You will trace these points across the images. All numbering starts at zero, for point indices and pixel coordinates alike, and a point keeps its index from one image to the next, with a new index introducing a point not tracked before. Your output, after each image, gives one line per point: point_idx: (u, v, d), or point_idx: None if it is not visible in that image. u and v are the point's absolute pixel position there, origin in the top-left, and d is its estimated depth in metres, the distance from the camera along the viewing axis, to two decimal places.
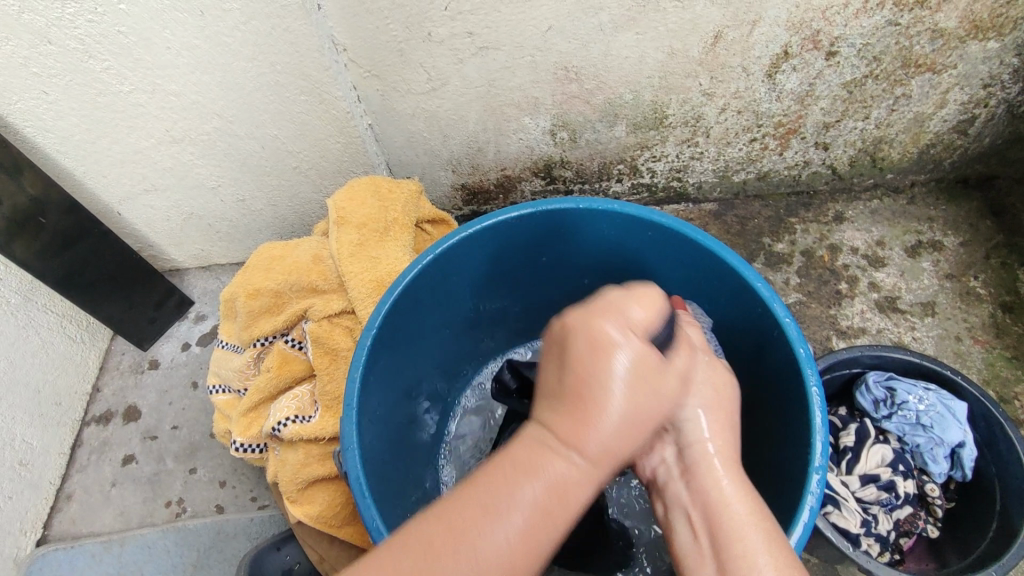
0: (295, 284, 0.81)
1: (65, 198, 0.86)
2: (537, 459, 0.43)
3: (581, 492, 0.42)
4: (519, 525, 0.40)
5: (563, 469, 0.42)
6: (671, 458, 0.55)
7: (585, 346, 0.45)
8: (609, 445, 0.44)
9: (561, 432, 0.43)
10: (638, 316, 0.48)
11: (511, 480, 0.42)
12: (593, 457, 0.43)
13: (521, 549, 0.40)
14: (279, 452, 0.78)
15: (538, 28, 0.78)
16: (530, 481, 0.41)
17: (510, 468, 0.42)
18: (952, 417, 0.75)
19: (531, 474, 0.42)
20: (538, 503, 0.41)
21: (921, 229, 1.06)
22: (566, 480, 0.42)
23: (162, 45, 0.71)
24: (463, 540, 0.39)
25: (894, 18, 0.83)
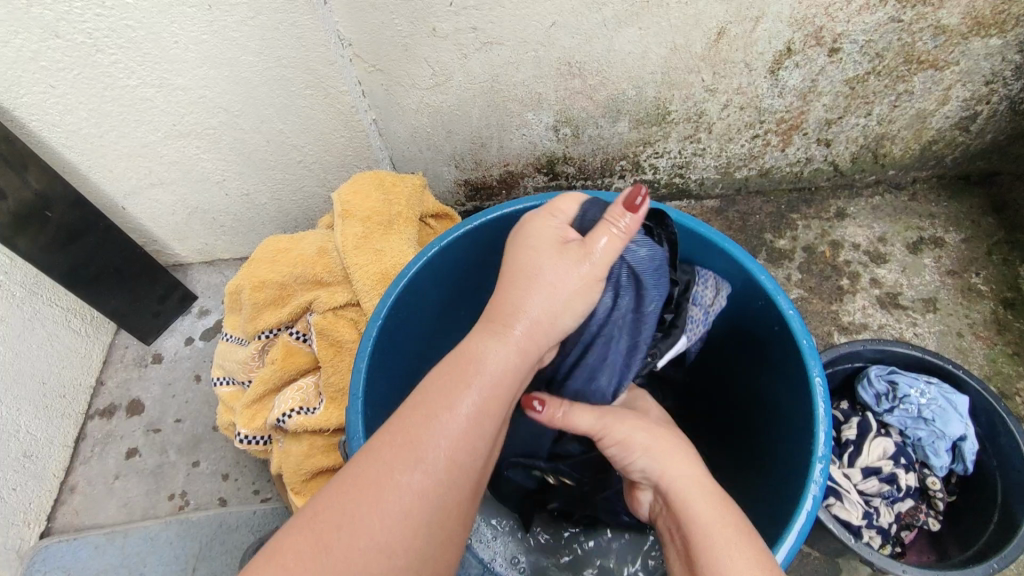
0: (301, 276, 0.81)
1: (70, 192, 0.86)
2: (482, 351, 0.48)
3: (501, 367, 0.47)
4: (460, 423, 0.44)
5: (500, 357, 0.47)
6: (654, 492, 0.55)
7: (517, 250, 0.53)
8: (534, 328, 0.50)
9: (497, 326, 0.49)
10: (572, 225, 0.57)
11: (455, 385, 0.45)
12: (511, 350, 0.48)
13: (456, 453, 0.44)
14: (283, 444, 0.78)
15: (542, 23, 0.79)
16: (472, 373, 0.46)
17: (453, 372, 0.47)
18: (953, 410, 0.76)
19: (472, 366, 0.46)
20: (476, 396, 0.45)
21: (923, 226, 1.06)
22: (501, 366, 0.47)
23: (168, 38, 0.72)
24: (394, 464, 0.42)
25: (897, 14, 0.83)
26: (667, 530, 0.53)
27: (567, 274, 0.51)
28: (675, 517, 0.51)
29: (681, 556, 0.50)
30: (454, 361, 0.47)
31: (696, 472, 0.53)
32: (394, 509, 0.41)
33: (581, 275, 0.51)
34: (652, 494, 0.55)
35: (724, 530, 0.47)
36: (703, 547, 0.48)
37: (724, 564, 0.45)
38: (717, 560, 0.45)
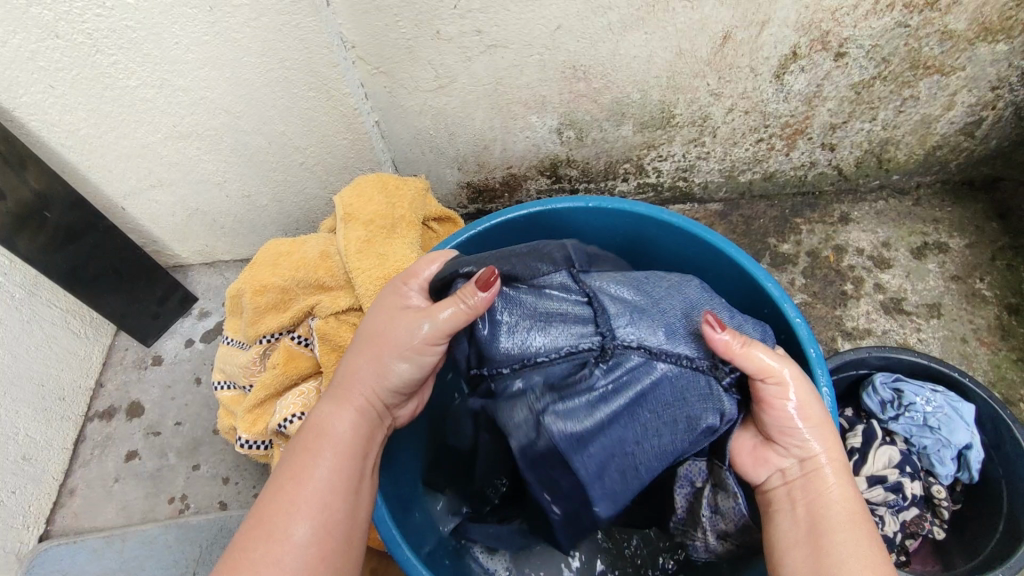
0: (303, 281, 0.81)
1: (70, 193, 0.85)
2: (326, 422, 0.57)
3: (337, 437, 0.56)
4: (316, 483, 0.53)
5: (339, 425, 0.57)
6: (789, 466, 0.55)
7: (383, 306, 0.62)
8: (369, 390, 0.59)
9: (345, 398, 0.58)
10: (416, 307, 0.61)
11: (308, 455, 0.54)
12: (360, 401, 0.58)
13: (319, 502, 0.52)
14: (284, 449, 0.78)
15: (547, 27, 0.78)
16: (320, 441, 0.56)
17: (309, 439, 0.56)
18: (960, 418, 0.75)
19: (319, 439, 0.56)
20: (327, 466, 0.54)
21: (927, 231, 1.06)
22: (341, 434, 0.56)
23: (169, 39, 0.71)
24: (279, 513, 0.51)
25: (903, 19, 0.82)
26: (788, 501, 0.54)
27: (408, 340, 0.58)
28: (808, 498, 0.53)
29: (802, 528, 0.52)
30: (307, 437, 0.56)
31: (801, 478, 0.54)
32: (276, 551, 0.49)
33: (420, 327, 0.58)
34: (791, 469, 0.55)
35: (841, 532, 0.50)
36: (799, 552, 0.51)
37: (850, 551, 0.49)
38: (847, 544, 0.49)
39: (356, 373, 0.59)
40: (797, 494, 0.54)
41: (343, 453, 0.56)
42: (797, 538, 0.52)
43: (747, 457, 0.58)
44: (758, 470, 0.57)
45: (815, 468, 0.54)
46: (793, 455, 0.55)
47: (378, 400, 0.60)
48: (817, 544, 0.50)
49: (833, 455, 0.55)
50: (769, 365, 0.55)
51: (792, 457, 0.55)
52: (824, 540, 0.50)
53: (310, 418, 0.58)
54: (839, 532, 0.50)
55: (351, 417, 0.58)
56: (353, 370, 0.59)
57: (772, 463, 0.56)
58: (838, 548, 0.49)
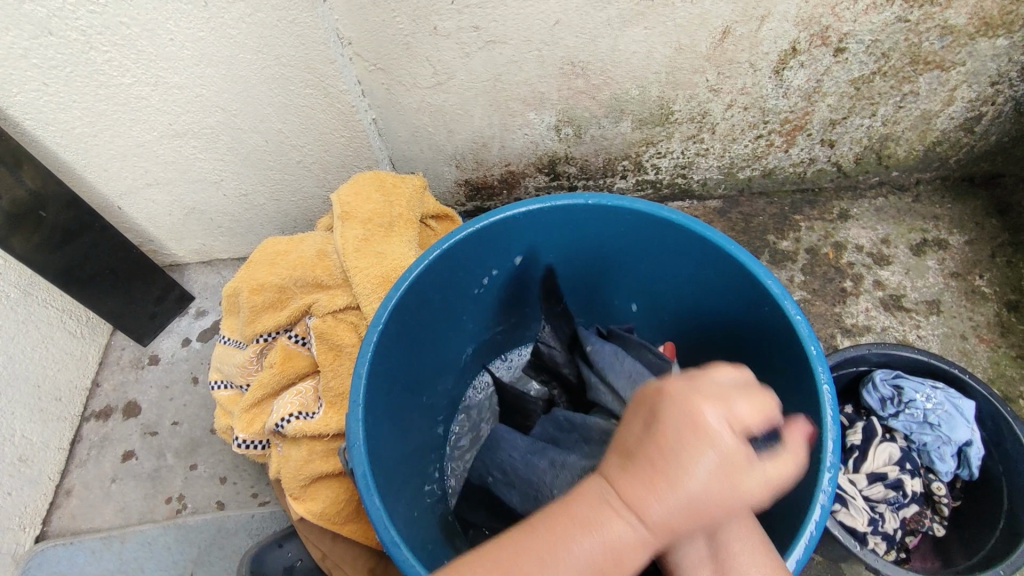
0: (300, 279, 0.80)
1: (65, 191, 0.85)
2: (603, 512, 0.42)
3: (636, 559, 0.41)
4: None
5: (623, 533, 0.41)
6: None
7: (674, 411, 0.43)
8: (688, 513, 0.41)
9: (629, 490, 0.42)
10: (743, 411, 0.44)
11: (556, 552, 0.42)
12: (651, 525, 0.41)
13: None
14: (282, 449, 0.77)
15: (545, 22, 0.78)
16: (606, 554, 0.41)
17: (569, 521, 0.42)
18: (960, 415, 0.75)
19: (592, 530, 0.42)
20: (586, 574, 0.41)
21: (926, 227, 1.05)
22: (620, 543, 0.41)
23: (165, 36, 0.70)
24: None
25: (904, 14, 0.82)
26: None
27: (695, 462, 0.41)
28: None
29: (706, 542, 0.50)
30: (563, 524, 0.43)
31: None
32: None
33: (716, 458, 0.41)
34: None
35: (739, 544, 0.51)
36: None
37: (749, 561, 0.50)
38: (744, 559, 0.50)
39: (648, 489, 0.41)
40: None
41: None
42: (703, 560, 0.50)
43: None
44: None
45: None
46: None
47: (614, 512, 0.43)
48: (722, 556, 0.50)
49: None
50: None
51: None
52: (727, 551, 0.50)
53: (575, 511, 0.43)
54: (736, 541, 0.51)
55: (645, 554, 0.42)
56: (646, 487, 0.42)
57: None
58: (739, 559, 0.50)
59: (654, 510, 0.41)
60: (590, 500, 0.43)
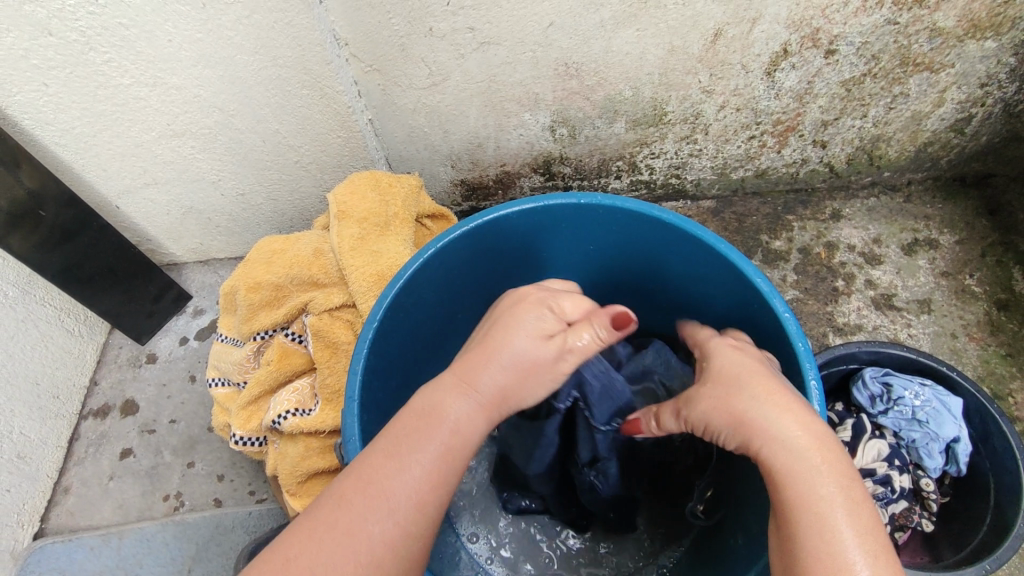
0: (297, 278, 0.81)
1: (64, 191, 0.85)
2: (441, 392, 0.54)
3: (475, 427, 0.54)
4: (416, 474, 0.50)
5: (460, 408, 0.53)
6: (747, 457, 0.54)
7: (504, 323, 0.58)
8: (502, 392, 0.56)
9: (468, 378, 0.55)
10: (564, 305, 0.62)
11: (415, 439, 0.51)
12: (484, 395, 0.55)
13: (416, 500, 0.49)
14: (279, 446, 0.78)
15: (539, 24, 0.79)
16: (441, 427, 0.52)
17: (417, 421, 0.52)
18: (948, 412, 0.76)
19: (436, 417, 0.52)
20: (438, 449, 0.51)
21: (918, 227, 1.06)
22: (459, 417, 0.53)
23: (163, 37, 0.71)
24: (369, 493, 0.48)
25: (893, 16, 0.83)
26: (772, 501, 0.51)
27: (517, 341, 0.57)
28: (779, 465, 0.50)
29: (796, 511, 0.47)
30: (414, 412, 0.53)
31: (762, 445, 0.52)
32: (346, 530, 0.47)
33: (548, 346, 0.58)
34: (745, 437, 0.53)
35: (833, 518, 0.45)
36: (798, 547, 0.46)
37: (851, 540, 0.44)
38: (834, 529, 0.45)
39: (483, 368, 0.55)
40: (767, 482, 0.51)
41: (452, 454, 0.52)
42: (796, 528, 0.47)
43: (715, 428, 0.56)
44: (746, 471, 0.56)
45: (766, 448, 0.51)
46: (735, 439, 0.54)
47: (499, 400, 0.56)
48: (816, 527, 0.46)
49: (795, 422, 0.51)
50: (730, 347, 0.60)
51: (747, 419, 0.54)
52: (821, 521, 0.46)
53: (426, 399, 0.54)
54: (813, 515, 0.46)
55: (482, 425, 0.54)
56: (477, 365, 0.56)
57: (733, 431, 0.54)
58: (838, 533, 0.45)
59: (510, 367, 0.56)
60: (440, 384, 0.55)
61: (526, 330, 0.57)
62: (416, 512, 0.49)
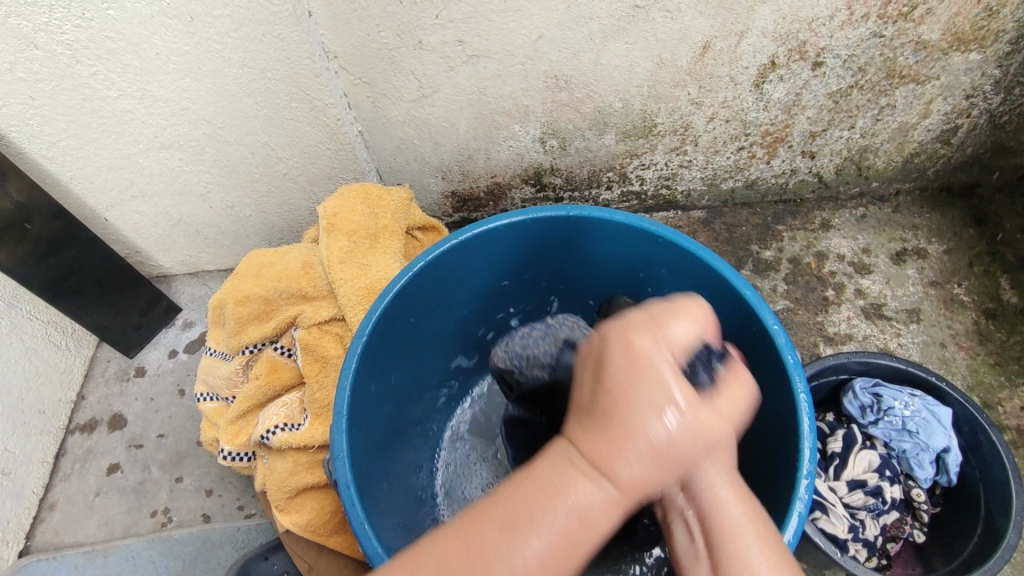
0: (285, 291, 0.81)
1: (50, 204, 0.85)
2: (637, 387, 0.41)
3: (605, 521, 0.39)
4: (550, 552, 0.38)
5: (593, 495, 0.39)
6: None
7: (628, 370, 0.42)
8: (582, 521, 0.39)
9: (597, 453, 0.40)
10: (678, 334, 0.45)
11: (534, 508, 0.39)
12: (621, 485, 0.40)
13: None
14: (267, 460, 0.77)
15: (528, 37, 0.79)
16: (574, 516, 0.39)
17: (536, 490, 0.40)
18: (937, 422, 0.77)
19: (557, 495, 0.39)
20: (574, 520, 0.39)
21: (906, 237, 1.07)
22: (591, 508, 0.39)
23: (151, 50, 0.71)
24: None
25: (878, 30, 0.84)
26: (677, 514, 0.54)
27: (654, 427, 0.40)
28: None
29: None
30: (614, 414, 0.41)
31: None
32: None
33: (602, 494, 0.39)
34: None
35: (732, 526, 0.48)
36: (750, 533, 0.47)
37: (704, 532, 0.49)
38: None
39: (612, 444, 0.40)
40: None
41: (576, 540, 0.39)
42: None
43: None
44: None
45: None
46: None
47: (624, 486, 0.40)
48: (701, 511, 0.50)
49: None
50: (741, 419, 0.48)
51: None
52: None
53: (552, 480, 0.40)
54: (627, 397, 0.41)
55: (615, 519, 0.40)
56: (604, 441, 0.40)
57: None
58: None
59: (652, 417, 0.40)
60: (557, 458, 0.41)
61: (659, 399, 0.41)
62: None
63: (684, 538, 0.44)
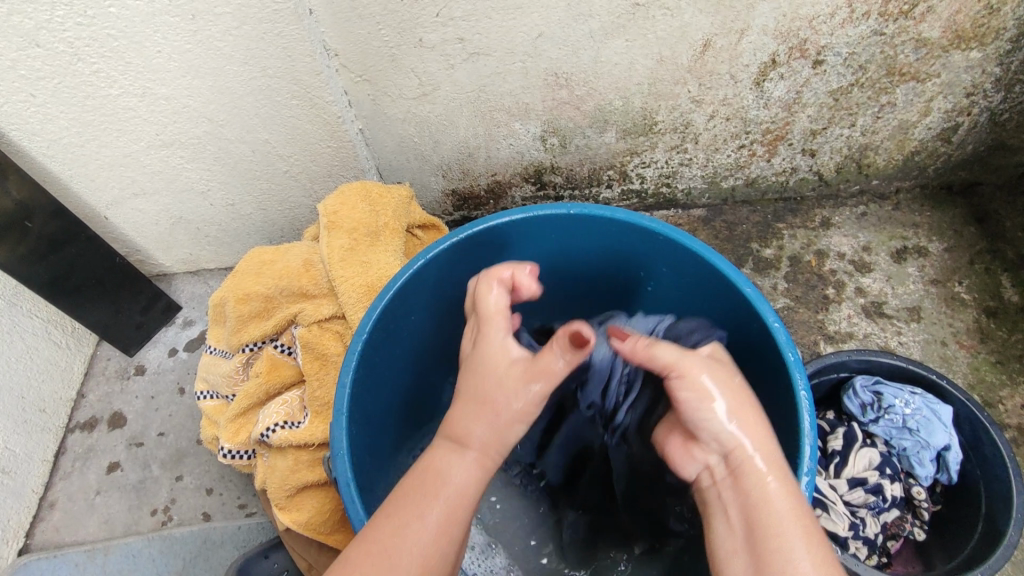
0: (286, 289, 0.81)
1: (50, 202, 0.85)
2: (484, 353, 0.63)
3: (474, 473, 0.57)
4: (428, 523, 0.53)
5: (462, 467, 0.57)
6: (715, 463, 0.55)
7: (476, 322, 0.66)
8: (482, 451, 0.58)
9: (455, 421, 0.59)
10: (522, 281, 0.67)
11: (422, 500, 0.55)
12: (478, 447, 0.58)
13: (438, 531, 0.53)
14: (268, 458, 0.78)
15: (529, 34, 0.79)
16: (439, 487, 0.56)
17: (436, 456, 0.58)
18: (938, 420, 0.77)
19: (439, 486, 0.55)
20: (443, 511, 0.54)
21: (907, 235, 1.07)
22: (464, 479, 0.56)
23: (151, 47, 0.71)
24: (381, 559, 0.52)
25: (879, 27, 0.84)
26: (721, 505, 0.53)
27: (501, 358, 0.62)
28: (738, 495, 0.52)
29: (739, 531, 0.51)
30: (472, 367, 0.62)
31: (726, 475, 0.54)
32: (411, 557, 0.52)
33: (489, 425, 0.58)
34: (715, 466, 0.55)
35: (765, 513, 0.51)
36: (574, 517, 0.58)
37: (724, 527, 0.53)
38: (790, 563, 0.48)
39: (466, 419, 0.59)
40: (728, 498, 0.53)
41: (455, 510, 0.55)
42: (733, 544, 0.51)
43: (679, 448, 0.58)
44: (689, 467, 0.57)
45: (738, 462, 0.53)
46: (715, 450, 0.55)
47: (501, 446, 0.59)
48: (736, 484, 0.53)
49: (767, 455, 0.53)
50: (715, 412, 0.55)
51: (715, 452, 0.55)
52: (740, 480, 0.53)
53: (426, 462, 0.58)
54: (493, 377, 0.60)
55: (479, 471, 0.57)
56: (462, 416, 0.59)
57: (698, 458, 0.56)
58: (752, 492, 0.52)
59: (483, 358, 0.62)
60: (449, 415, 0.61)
61: (497, 346, 0.63)
62: (438, 532, 0.53)
63: (723, 533, 0.52)
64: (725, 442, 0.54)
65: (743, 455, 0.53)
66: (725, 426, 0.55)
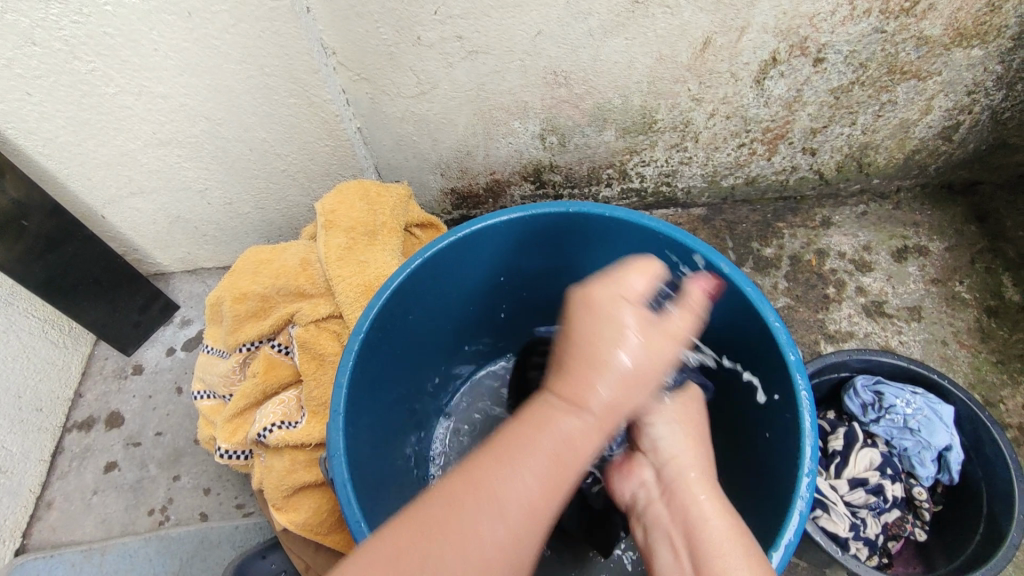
0: (283, 288, 0.80)
1: (46, 200, 0.84)
2: (598, 323, 0.52)
3: (585, 443, 0.48)
4: (530, 487, 0.45)
5: (571, 424, 0.49)
6: (650, 481, 0.64)
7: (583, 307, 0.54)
8: (603, 414, 0.50)
9: (570, 389, 0.50)
10: (635, 284, 0.56)
11: (524, 450, 0.47)
12: (595, 413, 0.49)
13: (529, 510, 0.45)
14: (265, 458, 0.77)
15: (528, 32, 0.78)
16: (541, 441, 0.48)
17: (534, 419, 0.49)
18: (939, 420, 0.76)
19: (540, 432, 0.48)
20: (540, 476, 0.46)
21: (907, 234, 1.07)
22: (572, 435, 0.48)
23: (146, 45, 0.70)
24: (449, 537, 0.43)
25: (880, 25, 0.83)
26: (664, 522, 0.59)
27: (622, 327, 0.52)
28: (676, 507, 0.59)
29: (679, 539, 0.56)
30: (583, 339, 0.52)
31: (665, 493, 0.61)
32: (493, 528, 0.44)
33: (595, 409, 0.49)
34: (651, 483, 0.64)
35: (711, 532, 0.54)
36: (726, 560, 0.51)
37: (666, 550, 0.57)
38: (727, 568, 0.50)
39: (588, 380, 0.50)
40: (665, 514, 0.60)
41: (559, 471, 0.47)
42: (674, 560, 0.55)
43: (623, 478, 0.68)
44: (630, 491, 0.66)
45: (675, 477, 0.61)
46: (653, 467, 0.64)
47: (614, 413, 0.50)
48: (675, 501, 0.60)
49: (690, 468, 0.62)
50: (663, 417, 0.65)
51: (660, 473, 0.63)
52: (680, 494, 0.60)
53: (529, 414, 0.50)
54: (594, 327, 0.52)
55: (591, 445, 0.49)
56: (581, 378, 0.50)
57: (643, 478, 0.65)
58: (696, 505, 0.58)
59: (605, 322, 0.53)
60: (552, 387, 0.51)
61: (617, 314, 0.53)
62: (530, 511, 0.45)
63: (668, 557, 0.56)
64: (669, 460, 0.63)
65: (684, 476, 0.61)
66: (651, 443, 0.65)
